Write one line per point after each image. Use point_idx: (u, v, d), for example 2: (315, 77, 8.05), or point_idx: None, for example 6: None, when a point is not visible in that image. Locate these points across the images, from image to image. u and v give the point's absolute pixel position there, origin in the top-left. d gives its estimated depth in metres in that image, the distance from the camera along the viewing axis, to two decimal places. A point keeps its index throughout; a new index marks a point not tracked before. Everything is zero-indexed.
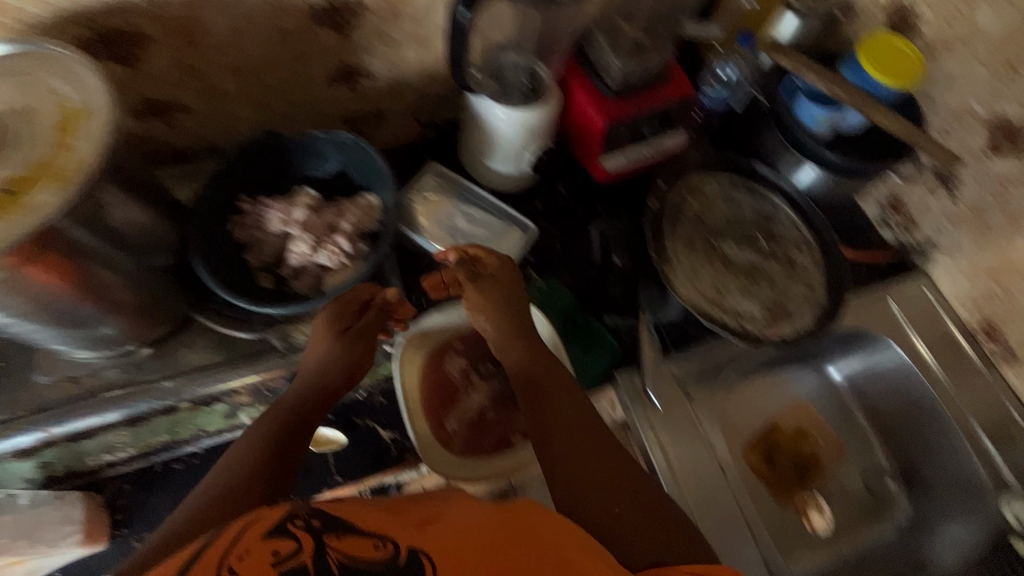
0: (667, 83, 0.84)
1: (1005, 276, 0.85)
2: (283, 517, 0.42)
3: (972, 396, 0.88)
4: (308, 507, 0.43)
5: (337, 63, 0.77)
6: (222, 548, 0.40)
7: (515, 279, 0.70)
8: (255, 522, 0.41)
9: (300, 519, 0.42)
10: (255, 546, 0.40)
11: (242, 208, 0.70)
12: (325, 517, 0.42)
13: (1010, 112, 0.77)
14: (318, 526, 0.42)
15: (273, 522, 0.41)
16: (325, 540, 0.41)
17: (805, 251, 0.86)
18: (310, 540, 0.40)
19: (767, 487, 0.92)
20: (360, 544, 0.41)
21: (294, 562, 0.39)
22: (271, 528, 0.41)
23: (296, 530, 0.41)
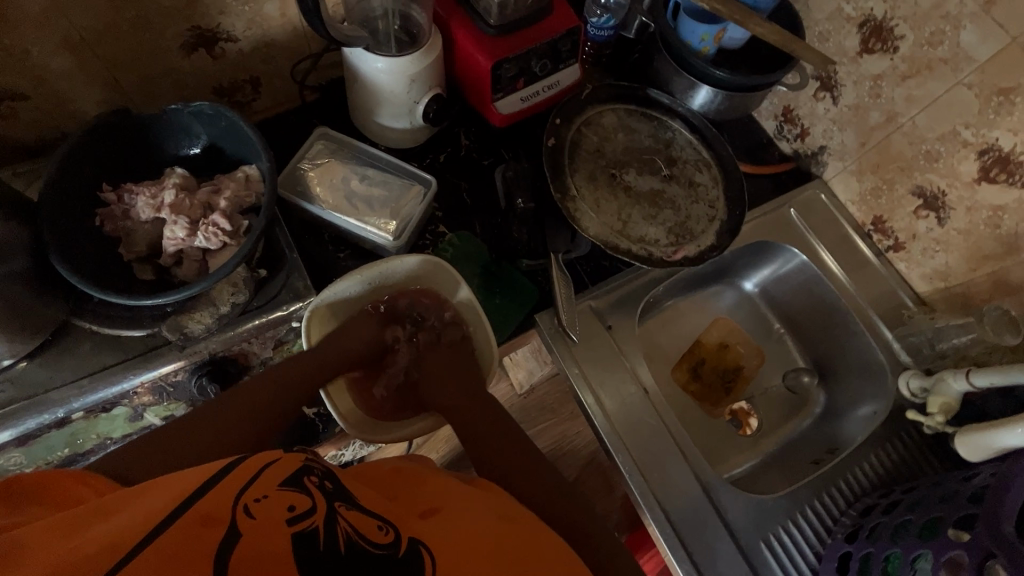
0: (552, 14, 0.80)
1: (887, 170, 0.89)
2: (301, 471, 0.47)
3: (869, 288, 0.94)
4: (323, 472, 0.49)
5: (187, 26, 0.70)
6: (237, 484, 0.43)
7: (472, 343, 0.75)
8: (273, 468, 0.46)
9: (316, 478, 0.47)
10: (273, 493, 0.44)
11: (104, 197, 0.64)
12: (337, 485, 0.48)
13: (875, 8, 0.80)
14: (331, 491, 0.47)
15: (295, 471, 0.47)
16: (337, 507, 0.45)
17: (705, 171, 0.88)
18: (323, 500, 0.45)
19: (695, 400, 0.98)
20: (363, 522, 0.45)
21: (307, 519, 0.43)
22: (289, 480, 0.46)
23: (311, 487, 0.46)
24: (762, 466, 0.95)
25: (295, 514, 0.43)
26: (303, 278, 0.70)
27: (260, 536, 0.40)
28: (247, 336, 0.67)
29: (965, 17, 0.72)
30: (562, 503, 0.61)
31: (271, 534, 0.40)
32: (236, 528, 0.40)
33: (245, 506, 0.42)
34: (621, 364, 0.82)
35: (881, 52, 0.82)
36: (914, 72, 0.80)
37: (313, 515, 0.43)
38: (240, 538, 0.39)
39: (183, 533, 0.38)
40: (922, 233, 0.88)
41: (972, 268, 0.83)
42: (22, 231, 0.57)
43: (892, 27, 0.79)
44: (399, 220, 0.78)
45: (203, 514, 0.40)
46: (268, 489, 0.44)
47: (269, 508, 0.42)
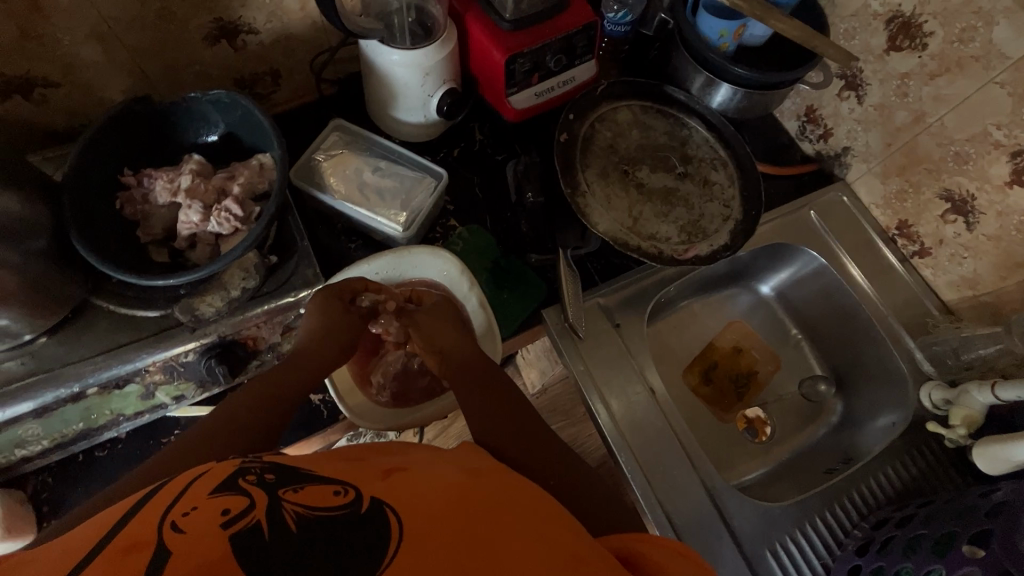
0: (569, 10, 0.80)
1: (913, 172, 0.86)
2: (236, 473, 0.42)
3: (892, 295, 0.90)
4: (264, 467, 0.44)
5: (210, 18, 0.72)
6: (161, 506, 0.38)
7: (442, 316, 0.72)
8: (202, 478, 0.41)
9: (254, 476, 0.42)
10: (203, 503, 0.38)
11: (124, 181, 0.67)
12: (280, 475, 0.43)
13: (903, 4, 0.78)
14: (273, 483, 0.42)
15: (228, 475, 0.41)
16: (281, 495, 0.40)
17: (721, 170, 0.86)
18: (264, 494, 0.40)
19: (705, 404, 0.96)
20: (317, 496, 0.41)
21: (247, 516, 0.38)
22: (222, 484, 0.40)
23: (247, 485, 0.41)
24: (774, 474, 0.92)
25: (231, 516, 0.38)
26: (312, 265, 0.71)
27: (195, 548, 0.35)
28: (256, 321, 0.68)
29: (998, 12, 0.69)
30: (558, 463, 0.59)
31: (209, 542, 0.36)
32: (165, 549, 0.35)
33: (173, 521, 0.37)
34: (628, 363, 0.81)
35: (909, 50, 0.79)
36: (943, 70, 0.77)
37: (253, 512, 0.38)
38: (169, 558, 0.34)
39: (107, 563, 0.34)
40: (949, 238, 0.84)
41: (1002, 276, 0.80)
42: (46, 212, 0.60)
43: (921, 23, 0.77)
44: (410, 212, 0.78)
45: (126, 543, 0.35)
46: (200, 497, 0.39)
47: (201, 518, 0.37)
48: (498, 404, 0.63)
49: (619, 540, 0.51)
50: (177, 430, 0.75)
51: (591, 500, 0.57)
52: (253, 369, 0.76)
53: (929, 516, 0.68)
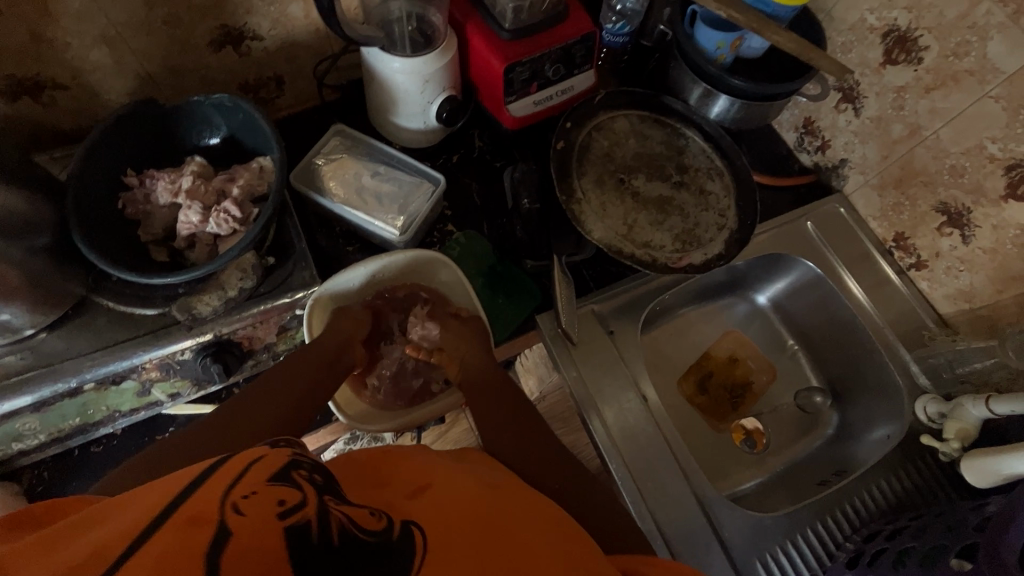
0: (568, 20, 0.81)
1: (909, 185, 0.86)
2: (289, 465, 0.43)
3: (888, 308, 0.90)
4: (311, 466, 0.45)
5: (216, 25, 0.74)
6: (223, 483, 0.39)
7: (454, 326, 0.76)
8: (260, 463, 0.42)
9: (304, 472, 0.44)
10: (261, 488, 0.39)
11: (127, 181, 0.68)
12: (325, 480, 0.45)
13: (899, 18, 0.79)
14: (320, 485, 0.43)
15: (282, 465, 0.43)
16: (327, 502, 0.42)
17: (717, 180, 0.87)
18: (313, 494, 0.41)
19: (700, 414, 0.95)
20: (357, 516, 0.43)
21: (300, 514, 0.39)
22: (277, 474, 0.41)
23: (300, 481, 0.42)
24: (768, 485, 0.92)
25: (286, 508, 0.39)
26: (308, 266, 0.72)
27: (253, 531, 0.36)
28: (251, 321, 0.69)
29: (992, 27, 0.69)
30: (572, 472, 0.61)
31: (263, 532, 0.36)
32: (226, 528, 0.35)
33: (233, 502, 0.37)
34: (620, 371, 0.81)
35: (905, 63, 0.80)
36: (938, 84, 0.77)
37: (304, 509, 0.39)
38: (231, 537, 0.35)
39: (171, 534, 0.34)
40: (946, 251, 0.84)
41: (998, 290, 0.79)
42: (50, 210, 0.61)
43: (916, 37, 0.77)
44: (407, 216, 0.79)
45: (188, 517, 0.36)
46: (256, 485, 0.39)
47: (259, 503, 0.38)
48: (511, 422, 0.66)
49: (632, 559, 0.51)
50: (172, 427, 0.76)
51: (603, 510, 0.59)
52: (249, 368, 0.77)
53: (920, 530, 0.68)
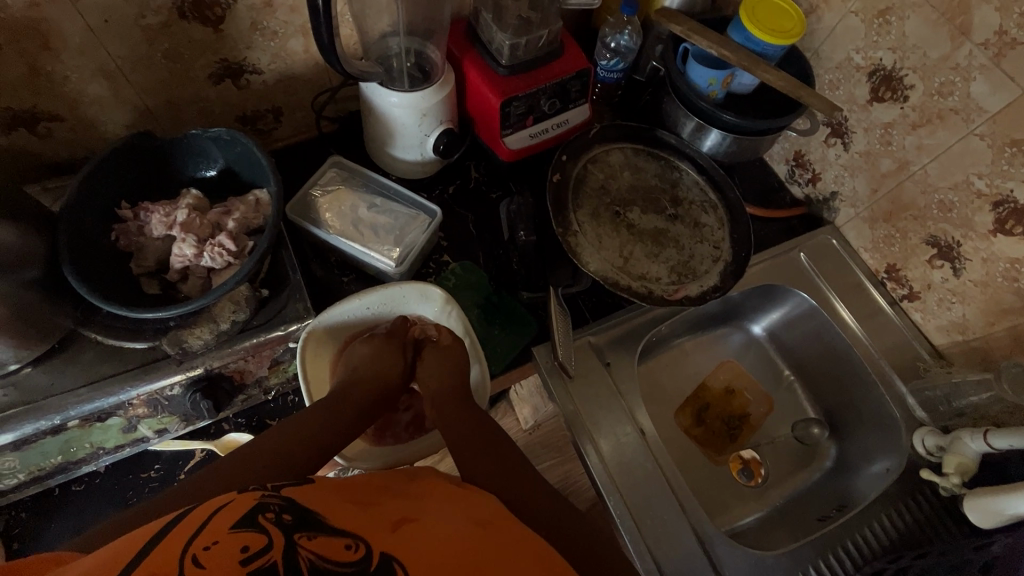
0: (562, 58, 0.83)
1: (899, 218, 0.87)
2: (255, 508, 0.44)
3: (883, 339, 0.90)
4: (282, 505, 0.45)
5: (216, 59, 0.75)
6: (182, 536, 0.40)
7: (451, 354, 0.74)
8: (224, 511, 0.43)
9: (272, 513, 0.43)
10: (224, 537, 0.40)
11: (121, 214, 0.68)
12: (297, 516, 0.44)
13: (884, 58, 0.81)
14: (290, 523, 0.43)
15: (247, 510, 0.43)
16: (296, 538, 0.42)
17: (711, 212, 0.88)
18: (280, 535, 0.41)
19: (698, 446, 0.94)
20: (332, 549, 0.42)
21: (264, 557, 0.40)
22: (242, 520, 0.42)
23: (266, 523, 0.42)
24: (766, 521, 0.90)
25: (250, 554, 0.40)
26: (301, 300, 0.71)
27: None
28: (243, 355, 0.68)
29: (974, 68, 0.71)
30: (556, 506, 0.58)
31: None
32: None
33: (193, 556, 0.39)
34: (617, 404, 0.80)
35: (891, 101, 0.82)
36: (924, 121, 0.79)
37: (269, 553, 0.40)
38: None
39: None
40: (937, 283, 0.85)
41: (990, 322, 0.80)
42: (40, 243, 0.60)
43: (901, 76, 0.80)
44: (403, 247, 0.79)
45: (149, 571, 0.37)
46: (219, 532, 0.40)
47: (220, 553, 0.39)
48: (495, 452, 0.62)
49: None
50: (158, 464, 0.74)
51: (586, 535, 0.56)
52: (240, 403, 0.75)
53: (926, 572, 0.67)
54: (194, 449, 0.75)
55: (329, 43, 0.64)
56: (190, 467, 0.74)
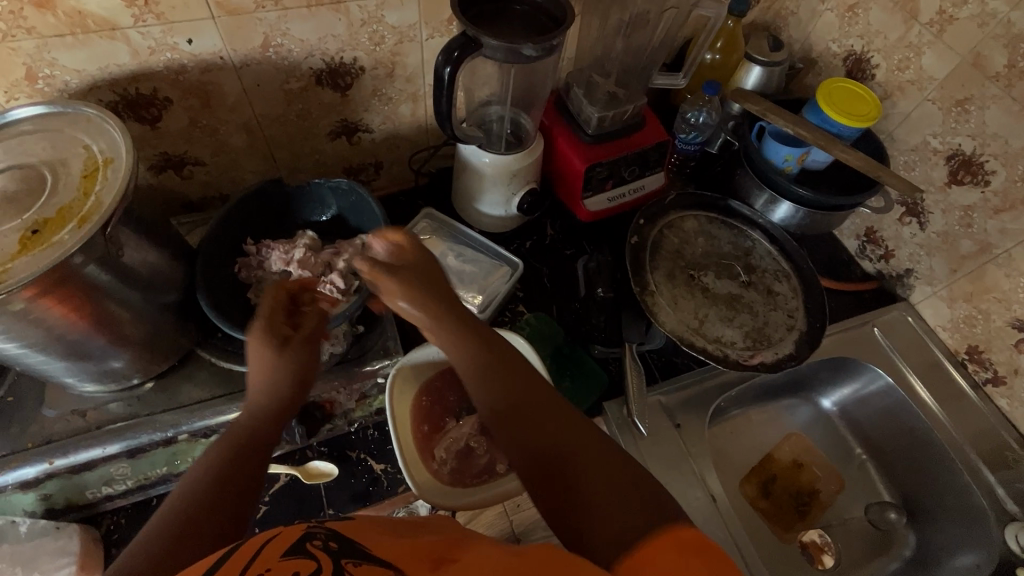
0: (643, 130, 0.90)
1: (981, 299, 0.87)
2: (303, 538, 0.40)
3: (966, 423, 0.87)
4: (328, 533, 0.41)
5: (337, 119, 0.85)
6: (236, 566, 0.37)
7: (437, 277, 0.55)
8: (271, 543, 0.39)
9: (320, 541, 0.40)
10: (274, 565, 0.37)
11: (246, 249, 0.75)
12: (343, 543, 0.40)
13: (963, 144, 0.83)
14: (338, 549, 0.39)
15: (295, 539, 0.40)
16: (344, 564, 0.38)
17: (784, 281, 0.90)
18: (330, 561, 0.38)
19: (766, 521, 0.91)
20: None
21: None
22: (291, 549, 0.39)
23: (315, 551, 0.39)
24: None
25: None
26: (392, 339, 0.76)
27: None
28: (338, 386, 0.72)
29: None
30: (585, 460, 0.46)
31: None
32: None
33: None
34: (687, 469, 0.80)
35: (971, 184, 0.84)
36: (1009, 206, 0.80)
37: None
38: None
39: None
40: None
41: None
42: (179, 270, 0.68)
43: (982, 162, 0.81)
44: (485, 294, 0.85)
45: None
46: (270, 562, 0.37)
47: None
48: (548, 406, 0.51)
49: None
50: None
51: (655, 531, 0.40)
52: (325, 433, 0.76)
53: None
54: (280, 473, 0.75)
55: (447, 111, 0.72)
56: (274, 491, 0.74)
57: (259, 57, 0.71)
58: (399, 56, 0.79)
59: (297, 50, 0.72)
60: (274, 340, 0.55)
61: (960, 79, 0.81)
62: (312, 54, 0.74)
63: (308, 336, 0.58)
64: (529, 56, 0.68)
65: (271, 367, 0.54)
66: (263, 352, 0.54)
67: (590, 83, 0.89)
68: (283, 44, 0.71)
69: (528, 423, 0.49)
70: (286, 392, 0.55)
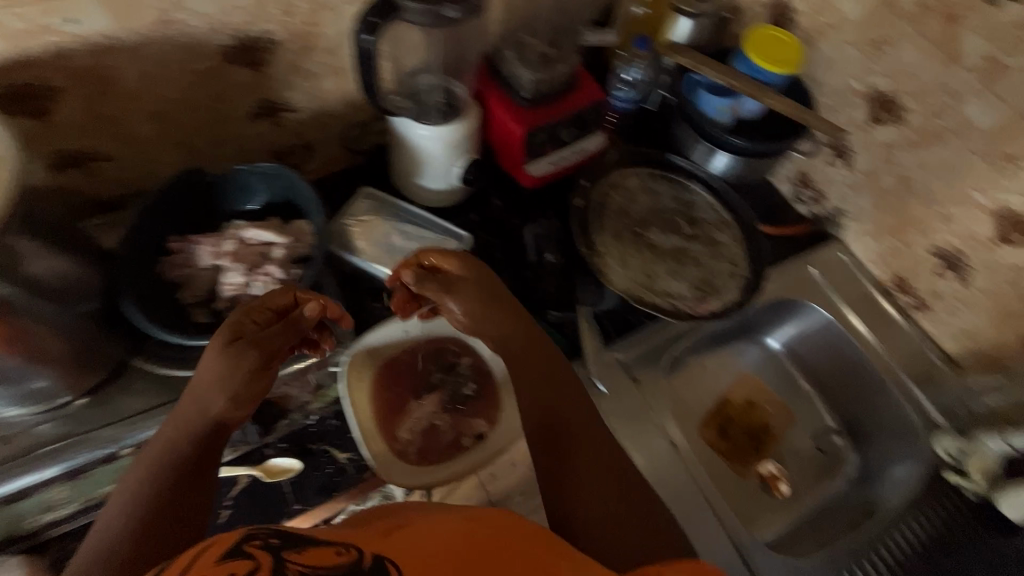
0: (578, 90, 0.89)
1: (904, 231, 0.92)
2: (242, 540, 0.38)
3: (897, 349, 0.94)
4: (271, 530, 0.39)
5: (256, 99, 0.79)
6: None
7: (487, 277, 0.67)
8: (206, 550, 0.37)
9: (260, 540, 0.38)
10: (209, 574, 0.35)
11: (170, 246, 0.69)
12: (286, 538, 0.39)
13: (880, 84, 0.86)
14: (280, 544, 0.38)
15: (233, 542, 0.38)
16: (286, 557, 0.37)
17: (725, 230, 0.92)
18: (269, 558, 0.37)
19: (725, 460, 0.96)
20: (321, 557, 0.38)
21: None
22: (227, 553, 0.37)
23: (255, 551, 0.37)
24: (798, 530, 0.92)
25: None
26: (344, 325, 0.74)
27: None
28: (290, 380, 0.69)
29: (967, 91, 0.77)
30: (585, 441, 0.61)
31: None
32: None
33: None
34: (648, 421, 0.83)
35: (889, 122, 0.87)
36: (923, 141, 0.84)
37: None
38: None
39: None
40: (945, 292, 0.89)
41: (998, 326, 0.84)
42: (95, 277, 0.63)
43: (898, 99, 0.85)
44: None
45: None
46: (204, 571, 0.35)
47: None
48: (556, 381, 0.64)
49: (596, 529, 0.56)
50: None
51: (621, 515, 0.57)
52: (284, 428, 0.74)
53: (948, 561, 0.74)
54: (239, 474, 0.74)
55: (372, 83, 0.69)
56: (236, 493, 0.74)
57: (156, 36, 0.65)
58: (315, 27, 0.74)
59: (200, 26, 0.67)
60: (224, 342, 0.56)
61: (875, 19, 0.84)
62: (218, 30, 0.68)
63: (270, 341, 0.59)
64: (451, 18, 0.65)
65: (215, 371, 0.55)
66: (212, 354, 0.56)
67: (521, 44, 0.87)
68: (182, 20, 0.65)
69: (541, 392, 0.63)
70: (227, 399, 0.55)
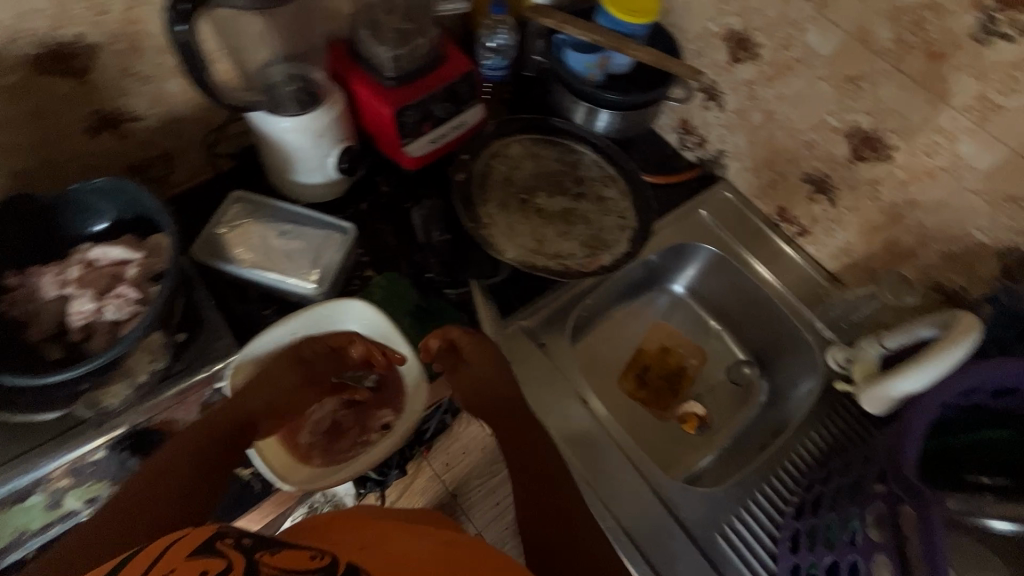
0: (445, 63, 0.87)
1: (777, 163, 0.96)
2: (214, 537, 0.42)
3: (787, 276, 0.99)
4: (240, 531, 0.44)
5: (90, 111, 0.73)
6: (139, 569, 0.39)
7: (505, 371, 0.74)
8: (180, 542, 0.42)
9: (231, 538, 0.43)
10: (180, 564, 0.40)
11: (7, 283, 0.65)
12: (256, 539, 0.44)
13: (734, 23, 0.89)
14: (251, 544, 0.43)
15: (204, 539, 0.42)
16: (258, 556, 0.41)
17: (612, 185, 0.93)
18: (240, 555, 0.41)
19: (644, 407, 0.99)
20: (294, 558, 0.43)
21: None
22: (200, 548, 0.41)
23: (225, 548, 0.41)
24: (718, 460, 0.96)
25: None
26: (224, 337, 0.71)
27: None
28: (169, 403, 0.66)
29: (806, 20, 0.80)
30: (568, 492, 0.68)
31: None
32: None
33: None
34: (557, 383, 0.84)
35: (748, 60, 0.90)
36: (778, 74, 0.87)
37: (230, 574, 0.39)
38: None
39: None
40: (820, 216, 0.94)
41: (867, 241, 0.89)
42: None
43: (751, 36, 0.88)
44: (320, 268, 0.80)
45: None
46: (175, 562, 0.40)
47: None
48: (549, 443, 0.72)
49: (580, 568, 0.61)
50: None
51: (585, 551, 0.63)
52: None
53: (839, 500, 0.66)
54: None
55: (204, 78, 0.64)
56: None
57: None
58: (137, 25, 0.69)
59: None
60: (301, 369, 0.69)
61: None
62: (17, 39, 0.62)
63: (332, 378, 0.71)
64: None
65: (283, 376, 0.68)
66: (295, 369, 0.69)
67: (376, 21, 0.83)
68: None
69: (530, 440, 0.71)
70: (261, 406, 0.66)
